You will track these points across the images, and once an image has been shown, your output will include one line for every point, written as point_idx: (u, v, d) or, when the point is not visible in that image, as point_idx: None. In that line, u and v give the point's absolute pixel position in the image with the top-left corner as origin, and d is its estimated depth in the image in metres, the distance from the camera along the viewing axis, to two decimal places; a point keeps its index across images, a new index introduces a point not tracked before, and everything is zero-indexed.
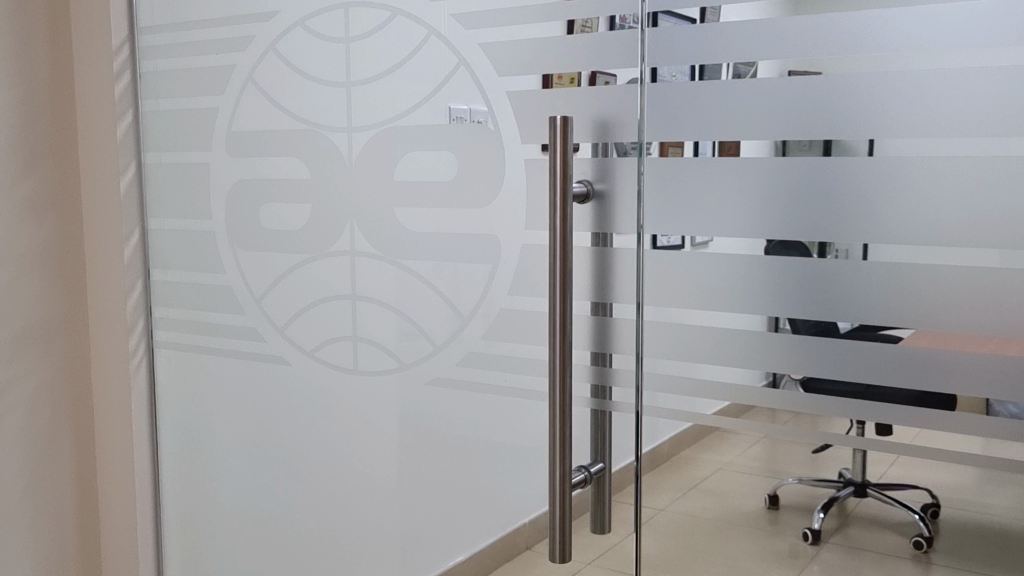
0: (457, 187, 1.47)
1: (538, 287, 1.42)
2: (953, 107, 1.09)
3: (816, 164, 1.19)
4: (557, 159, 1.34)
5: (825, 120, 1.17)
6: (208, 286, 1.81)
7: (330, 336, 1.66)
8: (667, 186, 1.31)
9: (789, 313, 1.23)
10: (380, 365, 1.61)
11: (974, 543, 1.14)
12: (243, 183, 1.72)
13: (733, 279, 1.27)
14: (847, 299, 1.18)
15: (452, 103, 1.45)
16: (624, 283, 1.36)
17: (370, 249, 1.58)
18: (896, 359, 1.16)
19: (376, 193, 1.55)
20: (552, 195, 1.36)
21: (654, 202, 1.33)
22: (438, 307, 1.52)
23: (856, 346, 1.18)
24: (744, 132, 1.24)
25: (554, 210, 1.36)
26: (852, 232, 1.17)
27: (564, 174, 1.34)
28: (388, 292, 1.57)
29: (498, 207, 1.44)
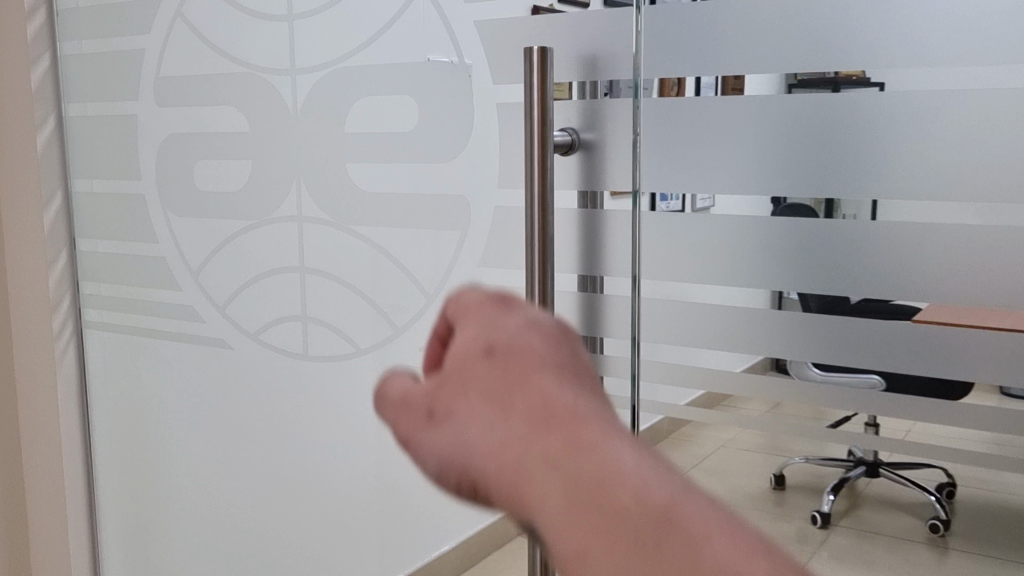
0: (430, 141, 1.22)
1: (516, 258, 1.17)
2: (1012, 30, 0.86)
3: (831, 103, 0.96)
4: (532, 105, 1.08)
5: (850, 46, 0.94)
6: (141, 257, 1.56)
7: (274, 316, 1.42)
8: (657, 134, 1.08)
9: (795, 285, 1.01)
10: (331, 348, 1.37)
11: (997, 529, 0.91)
12: (176, 137, 1.47)
13: (741, 244, 1.04)
14: (864, 271, 0.97)
15: (429, 54, 1.21)
16: (611, 251, 1.12)
17: (318, 214, 1.34)
18: (911, 340, 0.95)
19: (325, 147, 1.32)
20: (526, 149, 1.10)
21: (649, 152, 1.09)
22: (399, 278, 1.29)
23: (872, 327, 0.97)
24: (751, 64, 1.00)
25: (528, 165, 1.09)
26: (878, 187, 0.95)
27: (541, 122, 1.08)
28: (340, 263, 1.34)
29: (473, 161, 1.19)
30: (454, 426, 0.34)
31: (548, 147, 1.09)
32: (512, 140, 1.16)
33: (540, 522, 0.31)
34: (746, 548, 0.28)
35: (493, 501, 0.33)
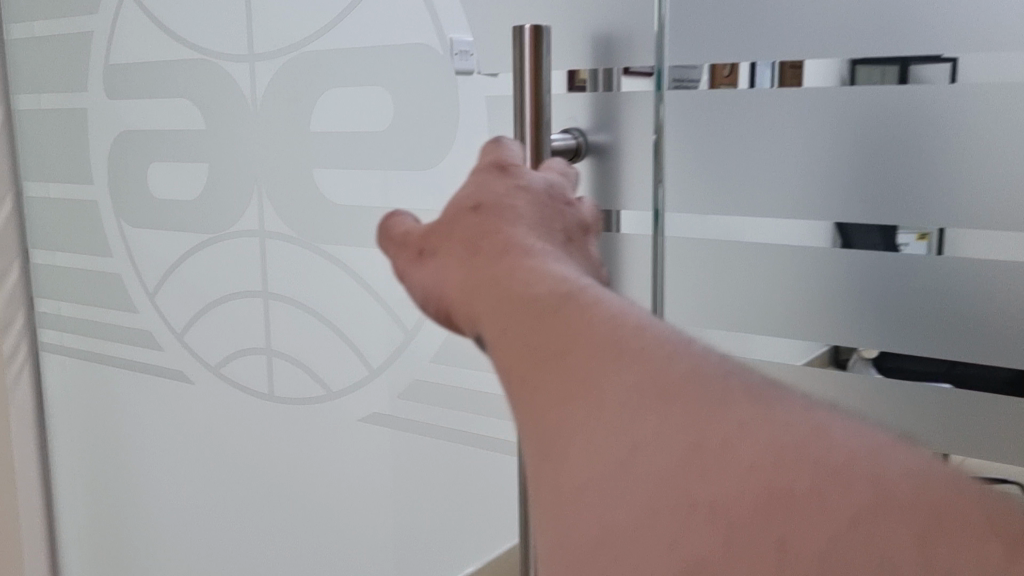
0: (416, 140, 1.00)
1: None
2: None
3: (914, 102, 0.70)
4: (525, 116, 0.84)
5: (947, 27, 0.67)
6: (98, 272, 1.35)
7: (236, 347, 1.20)
8: (681, 139, 0.83)
9: (858, 341, 0.76)
10: (300, 388, 1.15)
11: None
12: (129, 134, 1.26)
13: (790, 282, 0.78)
14: (957, 333, 0.71)
15: (453, 34, 0.94)
16: (626, 287, 0.87)
17: (281, 229, 1.12)
18: (966, 409, 0.71)
19: (287, 150, 1.09)
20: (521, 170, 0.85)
21: (676, 161, 0.83)
22: (380, 313, 1.07)
23: (963, 406, 0.71)
24: (809, 50, 0.74)
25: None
26: (987, 222, 0.69)
27: (535, 139, 0.83)
28: (311, 287, 1.11)
29: (459, 169, 0.95)
30: (436, 261, 0.72)
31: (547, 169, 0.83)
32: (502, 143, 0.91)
33: (543, 363, 0.52)
34: (744, 394, 0.45)
35: (513, 354, 0.55)
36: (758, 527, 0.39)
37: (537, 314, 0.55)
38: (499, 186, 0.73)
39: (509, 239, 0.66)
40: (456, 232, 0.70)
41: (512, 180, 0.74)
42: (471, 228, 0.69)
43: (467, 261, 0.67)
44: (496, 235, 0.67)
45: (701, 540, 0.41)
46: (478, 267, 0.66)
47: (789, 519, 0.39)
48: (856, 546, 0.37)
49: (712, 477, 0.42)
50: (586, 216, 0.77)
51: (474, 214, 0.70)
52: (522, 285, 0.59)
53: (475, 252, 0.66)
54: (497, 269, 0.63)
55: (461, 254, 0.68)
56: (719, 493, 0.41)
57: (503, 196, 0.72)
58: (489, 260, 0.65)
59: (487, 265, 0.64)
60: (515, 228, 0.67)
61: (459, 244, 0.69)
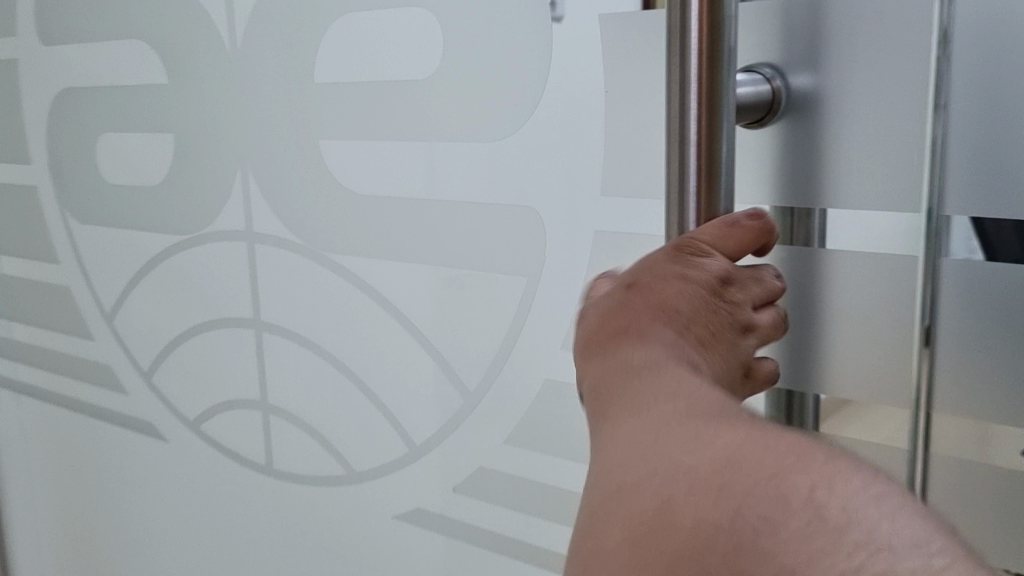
0: (478, 92, 0.62)
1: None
2: None
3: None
4: (688, 86, 0.45)
5: None
6: (46, 286, 1.00)
7: (222, 398, 0.84)
8: (987, 113, 0.45)
9: None
10: (309, 464, 0.78)
11: None
12: (70, 97, 0.90)
13: None
14: None
15: None
16: (855, 342, 0.51)
17: (273, 230, 0.75)
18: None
19: (279, 117, 0.72)
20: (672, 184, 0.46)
21: (976, 155, 0.45)
22: (424, 367, 0.68)
23: None
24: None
25: (676, 224, 0.46)
26: None
27: (708, 121, 0.44)
28: (318, 321, 0.74)
29: (561, 140, 0.58)
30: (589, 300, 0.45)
31: (722, 175, 0.45)
32: (643, 96, 0.54)
33: (600, 374, 0.40)
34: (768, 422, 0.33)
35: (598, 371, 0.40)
36: (710, 480, 0.29)
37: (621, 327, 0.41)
38: (665, 260, 0.41)
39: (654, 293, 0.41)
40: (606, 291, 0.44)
41: (693, 258, 0.40)
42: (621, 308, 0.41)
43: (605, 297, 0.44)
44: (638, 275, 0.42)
45: (675, 485, 0.30)
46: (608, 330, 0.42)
47: (742, 470, 0.29)
48: (782, 498, 0.27)
49: (698, 448, 0.31)
50: (758, 320, 0.42)
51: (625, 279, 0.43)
52: (637, 317, 0.40)
53: (605, 306, 0.43)
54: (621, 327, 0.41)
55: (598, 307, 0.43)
56: (693, 456, 0.31)
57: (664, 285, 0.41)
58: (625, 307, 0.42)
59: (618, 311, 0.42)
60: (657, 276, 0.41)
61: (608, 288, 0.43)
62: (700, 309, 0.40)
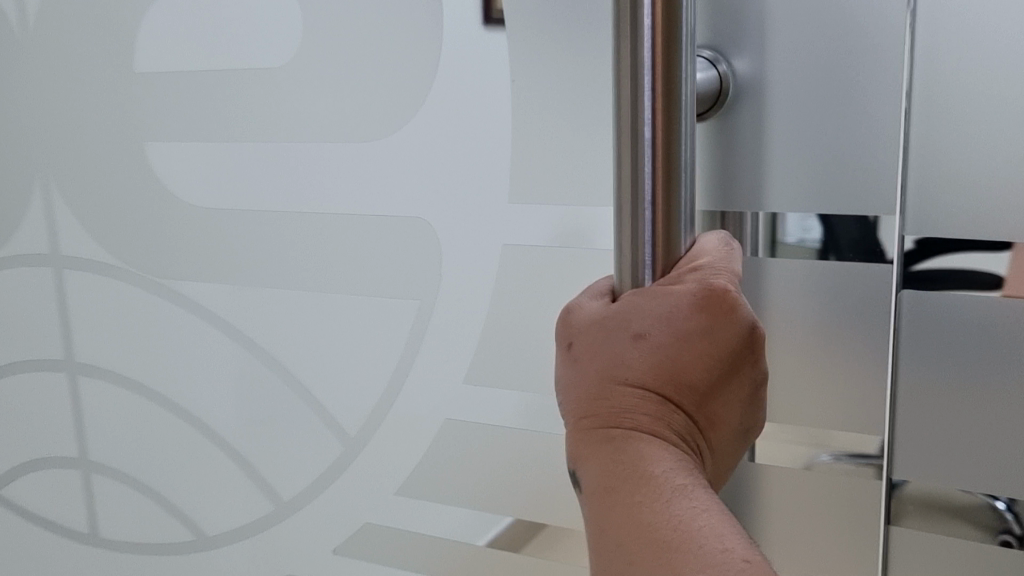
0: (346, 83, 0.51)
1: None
2: None
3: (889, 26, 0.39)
4: (641, 73, 0.37)
5: None
6: None
7: (27, 455, 0.69)
8: (965, 107, 0.39)
9: None
10: (142, 530, 0.66)
11: None
12: None
13: None
14: (955, 360, 0.42)
15: None
16: (806, 368, 0.44)
17: (89, 252, 0.62)
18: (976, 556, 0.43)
19: (90, 116, 0.58)
20: (623, 192, 0.39)
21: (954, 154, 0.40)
22: (295, 408, 0.57)
23: None
24: None
25: (628, 237, 0.39)
26: None
27: (666, 116, 0.37)
28: (151, 359, 0.62)
29: (457, 141, 0.49)
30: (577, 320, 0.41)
31: (682, 178, 0.38)
32: (562, 85, 0.46)
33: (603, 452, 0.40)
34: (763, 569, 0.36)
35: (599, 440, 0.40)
36: None
37: (613, 399, 0.39)
38: (691, 307, 0.38)
39: (673, 355, 0.39)
40: (600, 324, 0.40)
41: (725, 310, 0.38)
42: (638, 372, 0.39)
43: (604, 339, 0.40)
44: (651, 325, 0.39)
45: None
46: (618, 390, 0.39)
47: None
48: None
49: None
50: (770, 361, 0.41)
51: (625, 323, 0.39)
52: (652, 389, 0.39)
53: (611, 363, 0.39)
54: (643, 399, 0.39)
55: (585, 370, 0.40)
56: None
57: (691, 342, 0.38)
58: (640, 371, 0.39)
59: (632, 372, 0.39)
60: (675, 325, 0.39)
61: (606, 335, 0.40)
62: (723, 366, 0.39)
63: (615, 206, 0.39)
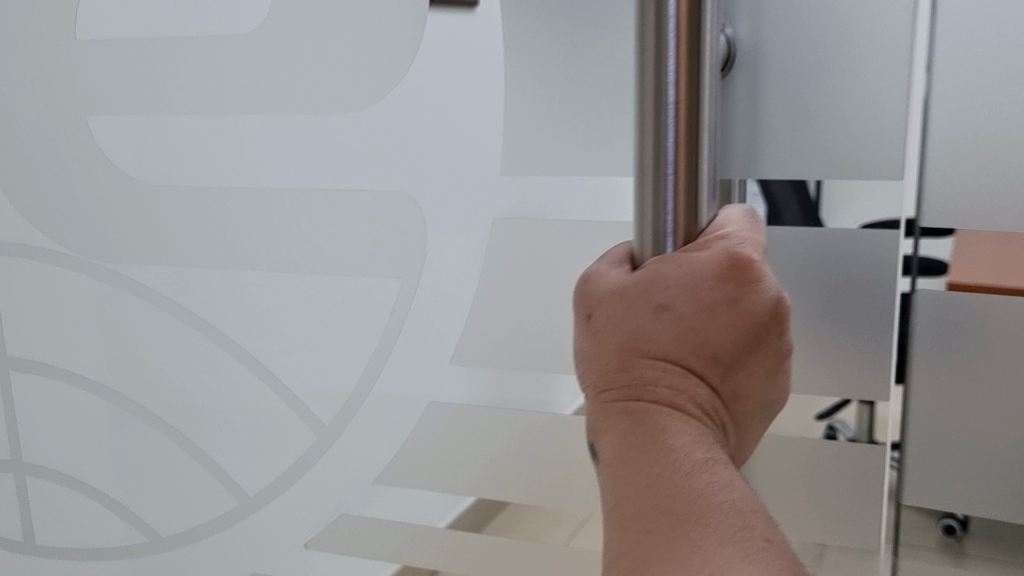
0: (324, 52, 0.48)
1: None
2: None
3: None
4: (664, 35, 0.35)
5: None
6: None
7: None
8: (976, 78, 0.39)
9: None
10: (88, 534, 0.62)
11: None
12: None
13: None
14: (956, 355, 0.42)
15: None
16: (809, 336, 0.44)
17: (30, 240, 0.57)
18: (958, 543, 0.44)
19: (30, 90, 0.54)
20: (647, 156, 0.37)
21: (960, 127, 0.40)
22: (263, 398, 0.55)
23: None
24: None
25: (651, 204, 0.38)
26: None
27: (689, 82, 0.36)
28: (101, 350, 0.58)
29: (442, 118, 0.47)
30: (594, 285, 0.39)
31: (705, 146, 0.37)
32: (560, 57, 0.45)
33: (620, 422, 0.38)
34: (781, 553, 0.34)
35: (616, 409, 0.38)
36: None
37: (631, 366, 0.38)
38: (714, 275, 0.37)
39: (693, 323, 0.37)
40: (619, 290, 0.38)
41: (749, 280, 0.37)
42: (656, 338, 0.37)
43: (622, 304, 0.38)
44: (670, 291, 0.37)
45: None
46: (634, 357, 0.38)
47: None
48: None
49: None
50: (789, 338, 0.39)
51: (648, 291, 0.37)
52: (671, 357, 0.37)
53: (627, 329, 0.38)
54: (662, 368, 0.37)
55: (604, 342, 0.38)
56: None
57: (712, 311, 0.37)
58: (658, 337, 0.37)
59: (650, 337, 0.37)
60: (696, 292, 0.37)
61: (624, 299, 0.38)
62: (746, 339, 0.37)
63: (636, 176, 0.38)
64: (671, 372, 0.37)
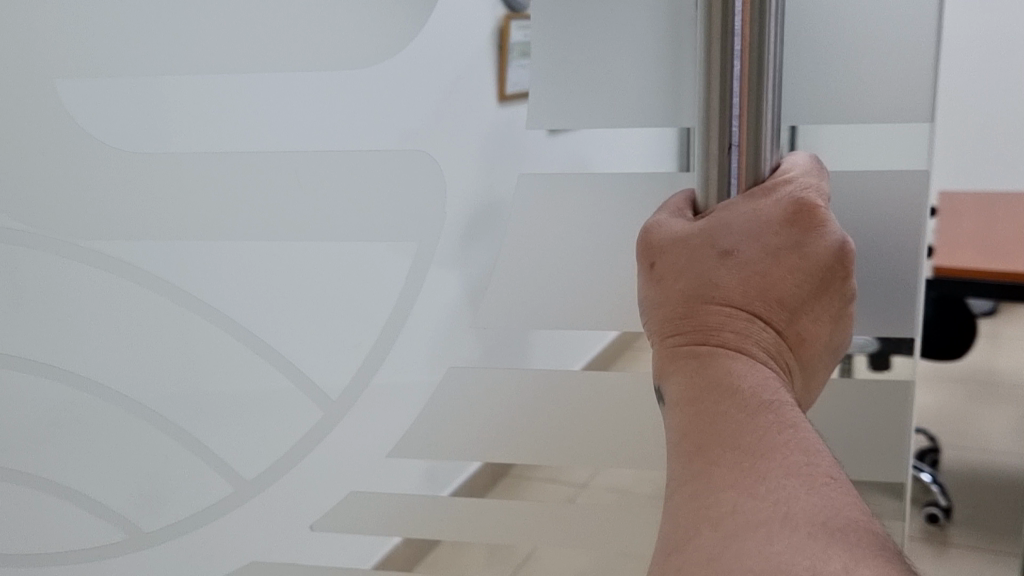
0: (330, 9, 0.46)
1: (610, 314, 0.48)
2: None
3: None
4: None
5: None
6: None
7: None
8: None
9: None
10: (30, 540, 0.54)
11: None
12: None
13: None
14: None
15: None
16: None
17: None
18: None
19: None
20: (710, 95, 0.37)
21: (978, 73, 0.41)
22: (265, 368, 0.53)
23: None
24: None
25: (716, 143, 0.37)
26: None
27: (753, 25, 0.35)
28: (60, 335, 0.51)
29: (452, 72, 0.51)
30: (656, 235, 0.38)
31: (769, 92, 0.36)
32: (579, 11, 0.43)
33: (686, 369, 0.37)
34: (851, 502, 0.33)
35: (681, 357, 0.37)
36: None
37: (695, 312, 0.37)
38: (777, 220, 0.36)
39: (758, 268, 0.36)
40: (682, 238, 0.38)
41: (813, 226, 0.36)
42: (721, 282, 0.36)
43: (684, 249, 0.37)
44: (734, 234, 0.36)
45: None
46: (698, 302, 0.37)
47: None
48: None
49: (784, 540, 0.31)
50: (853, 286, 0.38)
51: (713, 236, 0.36)
52: (736, 301, 0.36)
53: (691, 275, 0.37)
54: (726, 313, 0.37)
55: (667, 289, 0.38)
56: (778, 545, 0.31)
57: (776, 255, 0.36)
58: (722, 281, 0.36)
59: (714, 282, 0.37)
60: (760, 236, 0.36)
61: (687, 246, 0.37)
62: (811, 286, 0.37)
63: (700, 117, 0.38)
64: (737, 317, 0.36)
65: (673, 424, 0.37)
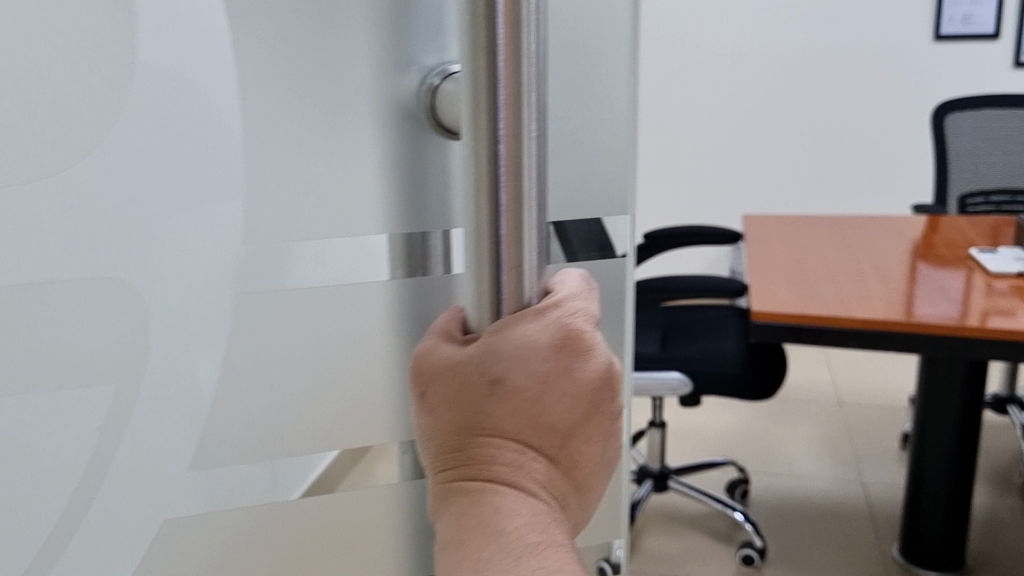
0: None
1: (313, 446, 0.36)
2: None
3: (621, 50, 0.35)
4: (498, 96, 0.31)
5: None
6: None
7: None
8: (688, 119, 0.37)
9: None
10: None
11: None
12: None
13: None
14: None
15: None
16: None
17: None
18: None
19: None
20: (475, 211, 0.33)
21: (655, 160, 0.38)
22: None
23: None
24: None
25: (490, 264, 0.33)
26: None
27: (514, 133, 0.32)
28: None
29: None
30: (424, 356, 0.34)
31: (533, 211, 0.33)
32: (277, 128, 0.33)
33: (458, 507, 0.34)
34: None
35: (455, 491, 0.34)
36: None
37: (470, 443, 0.33)
38: (547, 347, 0.33)
39: (532, 397, 0.33)
40: (450, 364, 0.33)
41: (579, 354, 0.33)
42: (492, 413, 0.33)
43: (455, 374, 0.33)
44: (507, 361, 0.33)
45: None
46: (470, 433, 0.33)
47: None
48: None
49: None
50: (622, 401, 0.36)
51: (485, 366, 0.33)
52: (509, 429, 0.33)
53: (463, 404, 0.33)
54: (499, 443, 0.33)
55: (437, 421, 0.34)
56: None
57: (548, 385, 0.33)
58: (495, 411, 0.33)
59: (487, 412, 0.33)
60: (535, 364, 0.33)
61: (455, 373, 0.33)
62: (581, 412, 0.34)
63: (469, 233, 0.34)
64: (507, 450, 0.33)
65: (445, 560, 0.34)
